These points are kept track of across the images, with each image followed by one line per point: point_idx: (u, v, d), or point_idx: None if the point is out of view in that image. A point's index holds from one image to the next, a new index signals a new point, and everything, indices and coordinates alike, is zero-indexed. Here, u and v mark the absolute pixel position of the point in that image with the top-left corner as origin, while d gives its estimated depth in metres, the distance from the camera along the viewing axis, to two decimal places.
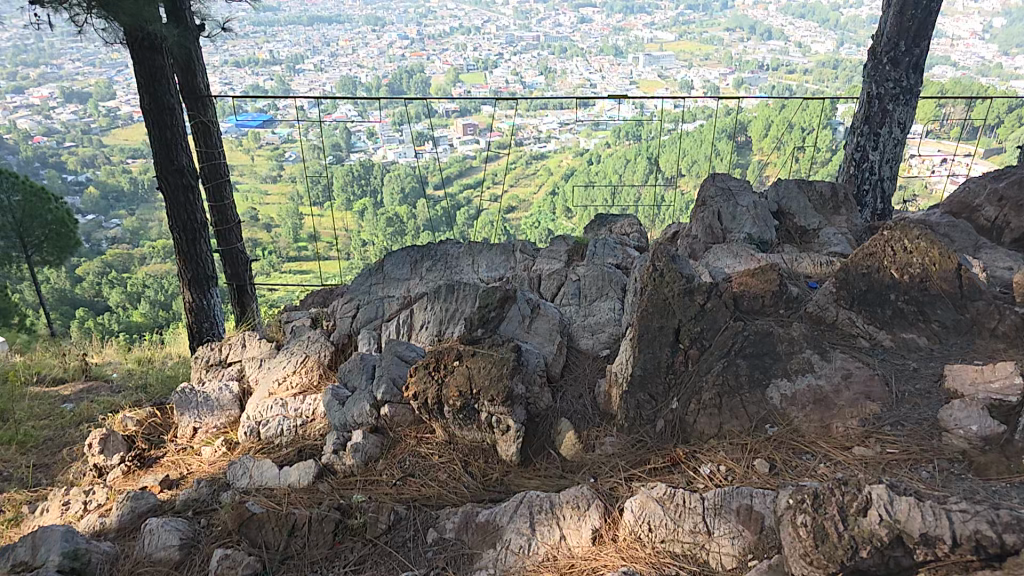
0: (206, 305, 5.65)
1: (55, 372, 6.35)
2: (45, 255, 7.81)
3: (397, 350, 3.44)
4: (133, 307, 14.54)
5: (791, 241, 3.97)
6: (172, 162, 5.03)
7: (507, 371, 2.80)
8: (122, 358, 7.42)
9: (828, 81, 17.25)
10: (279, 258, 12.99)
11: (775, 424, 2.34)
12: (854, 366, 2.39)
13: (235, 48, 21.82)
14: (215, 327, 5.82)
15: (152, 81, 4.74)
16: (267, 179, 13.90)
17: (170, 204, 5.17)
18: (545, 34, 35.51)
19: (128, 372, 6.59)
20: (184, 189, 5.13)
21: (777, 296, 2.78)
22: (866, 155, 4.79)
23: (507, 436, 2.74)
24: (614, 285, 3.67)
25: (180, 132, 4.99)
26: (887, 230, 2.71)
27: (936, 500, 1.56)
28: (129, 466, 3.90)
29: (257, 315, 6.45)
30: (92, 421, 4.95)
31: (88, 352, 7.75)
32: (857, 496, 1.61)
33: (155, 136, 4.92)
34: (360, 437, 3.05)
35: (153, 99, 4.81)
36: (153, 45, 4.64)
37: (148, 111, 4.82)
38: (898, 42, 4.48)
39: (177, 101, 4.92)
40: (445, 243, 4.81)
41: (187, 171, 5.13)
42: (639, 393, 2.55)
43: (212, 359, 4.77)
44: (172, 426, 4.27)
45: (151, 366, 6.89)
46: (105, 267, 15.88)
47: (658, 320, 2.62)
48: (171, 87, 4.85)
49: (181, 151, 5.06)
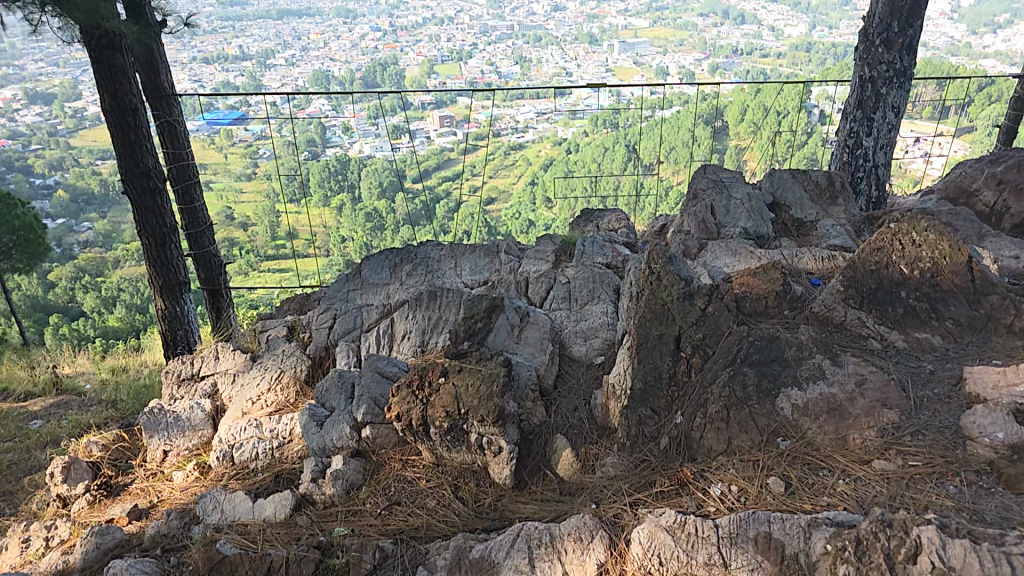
0: (180, 312, 5.29)
1: (23, 388, 5.98)
2: (14, 263, 7.29)
3: (377, 366, 3.18)
4: (109, 312, 13.74)
5: (788, 233, 3.82)
6: (137, 165, 4.67)
7: (497, 389, 2.59)
8: (95, 368, 7.02)
9: (802, 64, 17.28)
10: (257, 257, 12.33)
11: (787, 436, 2.17)
12: (868, 371, 2.22)
13: (204, 43, 20.94)
14: (191, 335, 5.47)
15: (111, 80, 4.39)
16: (242, 177, 13.36)
17: (137, 208, 4.81)
18: (520, 24, 34.92)
19: (102, 382, 6.23)
20: (151, 192, 4.77)
21: (781, 296, 2.63)
22: (860, 140, 4.67)
23: (500, 458, 2.54)
24: (606, 287, 3.47)
25: (145, 134, 4.64)
26: (893, 223, 2.57)
27: (993, 542, 1.54)
28: (95, 496, 3.60)
29: (234, 320, 6.06)
30: (59, 442, 4.61)
31: (59, 363, 7.33)
32: (905, 541, 1.57)
33: (117, 138, 4.56)
34: (340, 463, 2.83)
35: (114, 100, 4.46)
36: (112, 42, 4.29)
37: (109, 113, 4.47)
38: (891, 23, 4.35)
39: (140, 101, 4.57)
40: (427, 244, 4.55)
41: (154, 174, 4.78)
42: (640, 408, 2.37)
43: (184, 373, 4.41)
44: (141, 449, 3.96)
45: (125, 375, 6.52)
46: (78, 272, 15.17)
47: (657, 327, 2.47)
48: (133, 87, 4.50)
49: (147, 153, 4.70)
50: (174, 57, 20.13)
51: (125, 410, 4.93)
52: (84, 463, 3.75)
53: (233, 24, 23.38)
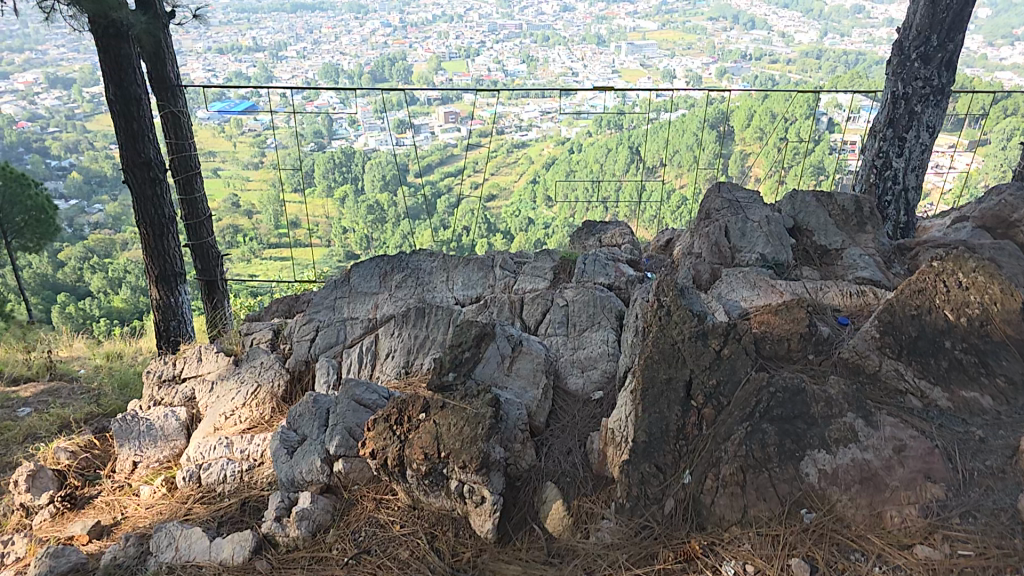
0: (174, 304, 5.00)
1: (17, 371, 5.77)
2: (25, 241, 7.55)
3: (355, 393, 2.87)
4: (115, 293, 13.63)
5: (810, 261, 3.48)
6: (138, 155, 4.42)
7: (483, 432, 2.30)
8: (91, 352, 6.81)
9: (812, 71, 16.88)
10: (258, 244, 12.19)
11: (812, 508, 1.88)
12: (907, 435, 1.92)
13: (219, 34, 20.83)
14: (184, 327, 5.16)
15: (117, 69, 4.17)
16: (249, 165, 13.20)
17: (136, 198, 4.55)
18: (529, 22, 34.59)
19: (95, 368, 6.02)
20: (151, 183, 4.51)
21: (806, 338, 2.34)
22: (889, 161, 4.34)
23: (482, 509, 2.25)
24: (608, 312, 3.18)
25: (150, 125, 4.41)
26: (937, 259, 2.26)
27: None
28: (58, 507, 3.33)
29: (228, 312, 5.72)
30: (37, 438, 4.35)
31: (55, 346, 7.14)
32: None
33: (119, 127, 4.32)
34: (307, 501, 2.54)
35: (119, 90, 4.23)
36: (120, 32, 4.08)
37: (112, 101, 4.24)
38: (929, 36, 4.03)
39: (145, 92, 4.35)
40: (421, 254, 4.27)
41: (156, 164, 4.52)
42: (643, 464, 2.08)
43: (165, 373, 4.11)
44: (111, 458, 3.67)
45: (120, 362, 6.30)
46: (88, 252, 15.00)
47: (665, 370, 2.19)
48: (139, 77, 4.28)
49: (149, 144, 4.46)
50: (190, 47, 20.16)
51: (108, 406, 4.66)
52: (49, 471, 3.48)
53: (248, 15, 23.29)
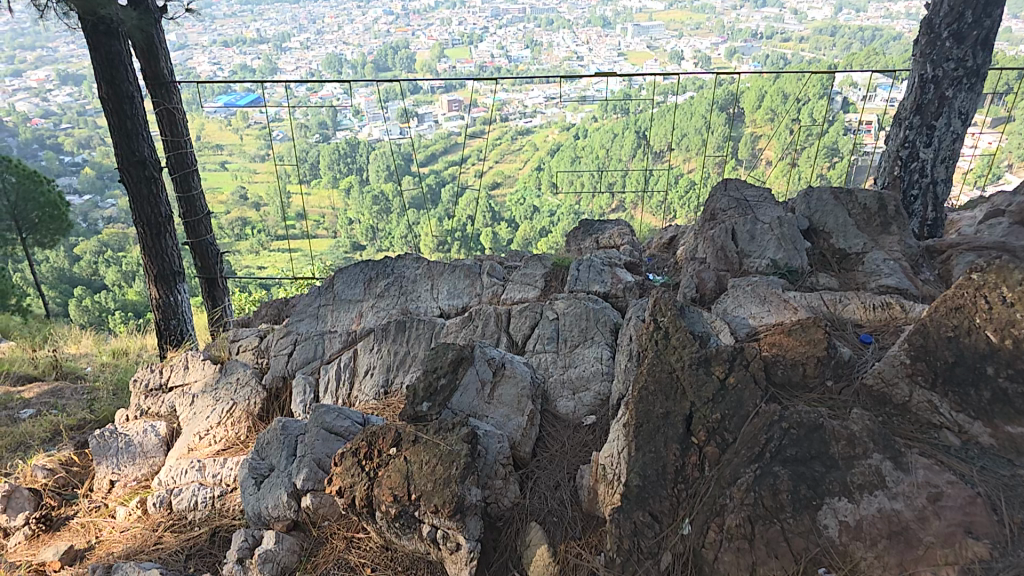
0: (174, 303, 4.72)
1: (23, 370, 5.55)
2: (40, 238, 7.35)
3: (324, 420, 2.62)
4: (129, 286, 13.46)
5: (827, 265, 3.18)
6: (133, 153, 4.15)
7: (457, 471, 2.05)
8: (98, 350, 6.60)
9: (827, 49, 16.35)
10: (267, 236, 11.79)
11: (831, 567, 1.60)
12: (943, 481, 1.64)
13: (223, 25, 20.56)
14: (184, 327, 4.87)
15: (107, 65, 3.87)
16: (256, 158, 12.99)
17: (131, 196, 4.27)
18: (531, 5, 33.71)
19: (101, 366, 5.83)
20: (147, 181, 4.23)
21: (823, 363, 2.08)
22: (916, 152, 4.00)
23: (457, 557, 2.00)
24: (602, 326, 2.92)
25: (143, 123, 4.13)
26: (976, 272, 1.96)
27: None
28: (33, 530, 3.03)
29: (230, 310, 5.41)
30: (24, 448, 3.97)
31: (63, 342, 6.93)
32: None
33: (113, 125, 4.04)
34: (272, 541, 2.33)
35: (110, 87, 3.95)
36: (110, 28, 3.78)
37: (105, 98, 3.96)
38: (964, 11, 3.66)
39: (137, 89, 4.06)
40: (406, 258, 3.98)
41: (151, 163, 4.23)
42: (636, 512, 1.83)
43: (152, 383, 3.82)
44: (90, 475, 3.37)
45: (125, 360, 6.12)
46: (102, 247, 14.30)
47: (662, 404, 2.00)
48: (131, 74, 3.99)
49: (143, 141, 4.18)
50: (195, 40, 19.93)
51: (99, 412, 4.31)
52: (25, 491, 3.18)
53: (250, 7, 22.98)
